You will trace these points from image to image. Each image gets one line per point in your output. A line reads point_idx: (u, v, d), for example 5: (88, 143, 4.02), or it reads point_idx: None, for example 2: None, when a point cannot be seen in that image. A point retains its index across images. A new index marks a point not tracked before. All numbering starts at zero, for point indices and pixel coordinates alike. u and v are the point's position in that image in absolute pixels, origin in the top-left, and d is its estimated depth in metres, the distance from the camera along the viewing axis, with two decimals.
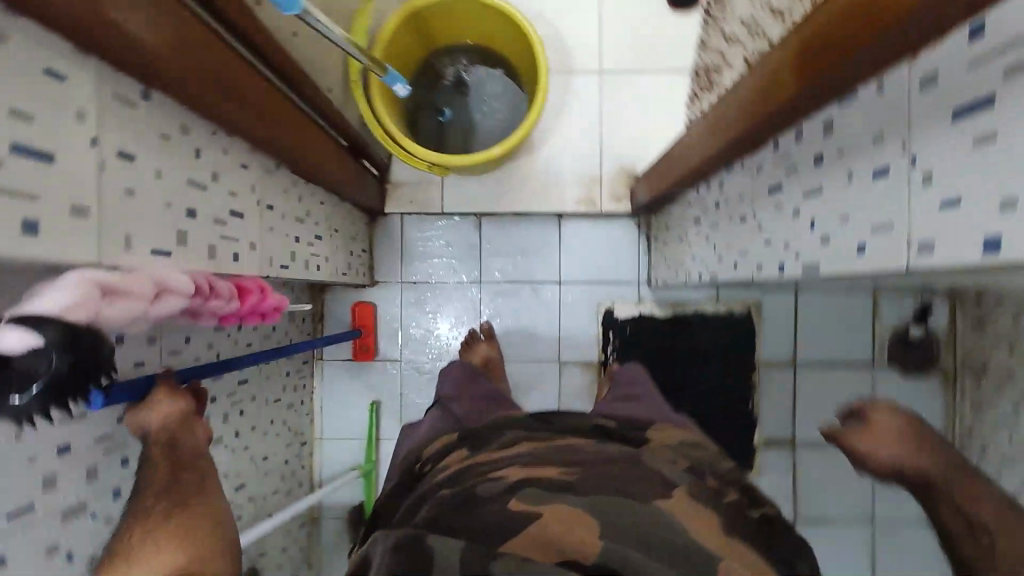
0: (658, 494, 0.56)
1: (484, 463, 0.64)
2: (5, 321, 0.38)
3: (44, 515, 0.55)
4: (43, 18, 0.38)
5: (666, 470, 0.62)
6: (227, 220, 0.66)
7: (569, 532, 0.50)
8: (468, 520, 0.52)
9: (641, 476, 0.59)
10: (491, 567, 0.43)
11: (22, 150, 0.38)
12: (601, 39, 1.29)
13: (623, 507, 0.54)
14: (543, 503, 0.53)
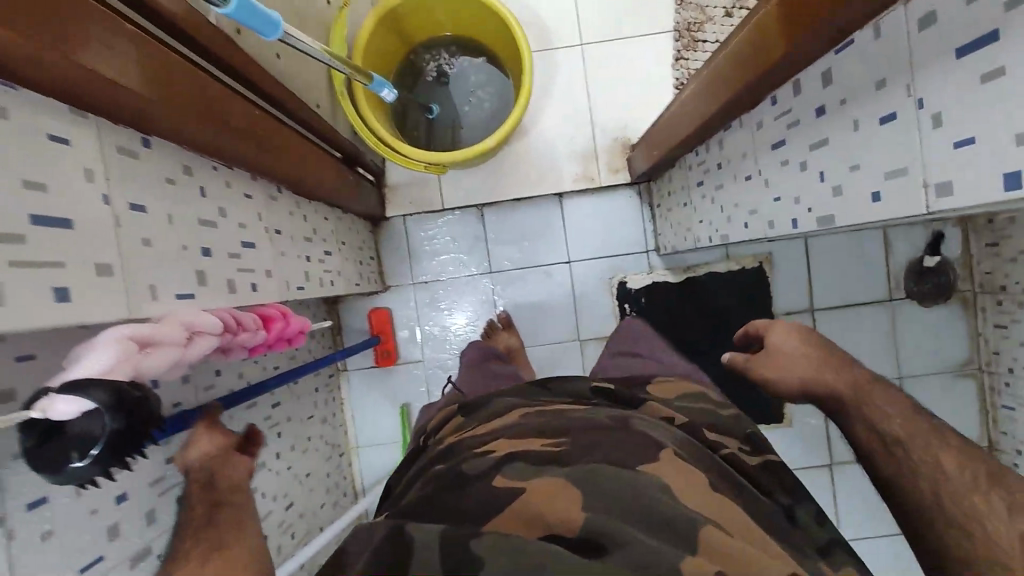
0: (643, 459, 0.53)
1: (476, 438, 0.61)
2: (52, 391, 0.38)
3: (113, 563, 0.57)
4: (40, 85, 0.38)
5: (658, 433, 0.59)
6: (241, 253, 0.66)
7: (550, 502, 0.47)
8: (457, 499, 0.49)
9: (633, 443, 0.56)
10: (473, 547, 0.41)
11: (40, 220, 0.39)
12: (577, 10, 1.27)
13: (608, 475, 0.50)
14: (528, 477, 0.50)
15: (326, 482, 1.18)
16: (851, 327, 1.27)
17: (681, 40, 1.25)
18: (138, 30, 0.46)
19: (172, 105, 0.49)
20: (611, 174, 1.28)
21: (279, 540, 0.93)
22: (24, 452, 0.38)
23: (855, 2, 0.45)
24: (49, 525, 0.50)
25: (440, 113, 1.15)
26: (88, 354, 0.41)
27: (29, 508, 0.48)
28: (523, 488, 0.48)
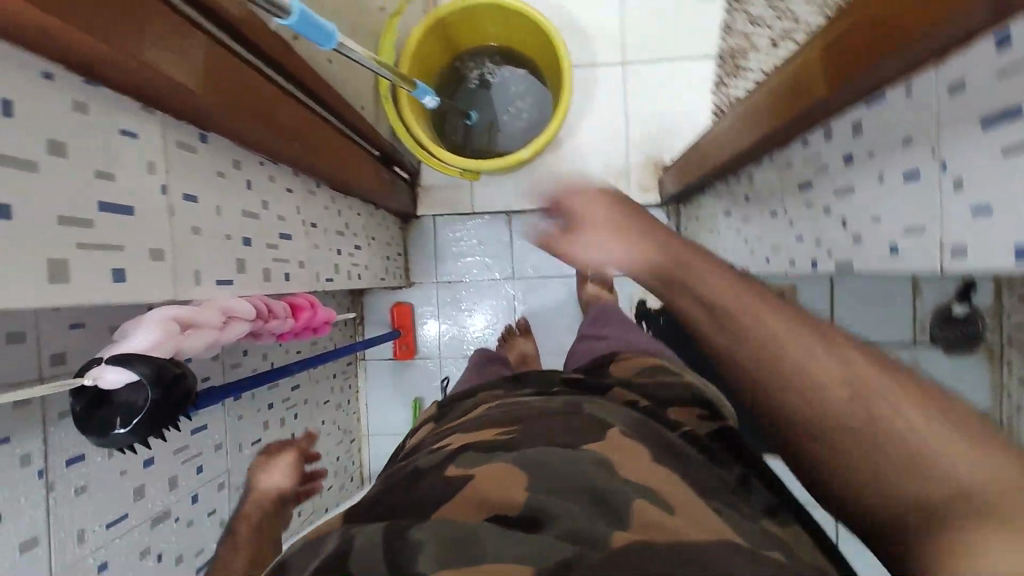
0: (589, 439, 0.48)
1: (439, 435, 0.57)
2: (101, 361, 0.42)
3: (136, 522, 0.62)
4: (116, 84, 0.43)
5: (618, 416, 0.54)
6: (278, 244, 0.70)
7: (495, 485, 0.42)
8: (405, 496, 0.44)
9: (588, 425, 0.51)
10: (409, 533, 0.37)
11: (108, 207, 0.43)
12: (622, 30, 1.28)
13: (559, 459, 0.44)
14: (479, 466, 0.44)
15: (335, 465, 1.22)
16: None
17: (723, 66, 1.26)
18: (206, 36, 0.50)
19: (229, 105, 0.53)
20: (641, 194, 1.30)
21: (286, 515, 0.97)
22: (74, 415, 0.42)
23: (886, 67, 0.47)
24: (83, 480, 0.54)
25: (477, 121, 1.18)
26: (137, 332, 0.45)
27: (67, 464, 0.52)
28: (471, 477, 0.43)
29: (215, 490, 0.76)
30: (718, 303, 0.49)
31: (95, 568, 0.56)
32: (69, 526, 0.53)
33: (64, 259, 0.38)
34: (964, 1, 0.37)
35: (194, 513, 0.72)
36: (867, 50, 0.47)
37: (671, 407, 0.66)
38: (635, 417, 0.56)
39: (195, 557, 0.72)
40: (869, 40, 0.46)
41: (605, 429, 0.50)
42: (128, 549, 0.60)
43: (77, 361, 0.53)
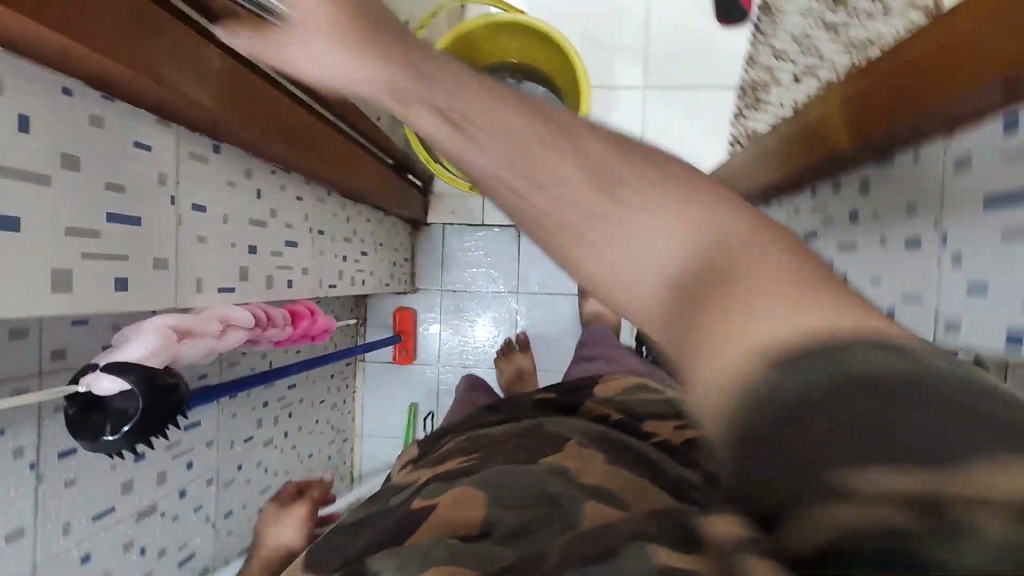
0: (543, 454, 0.48)
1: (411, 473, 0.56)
2: (97, 368, 0.43)
3: (122, 516, 0.63)
4: (131, 99, 0.44)
5: (577, 432, 0.54)
6: (283, 251, 0.71)
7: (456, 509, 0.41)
8: (366, 531, 0.43)
9: (548, 442, 0.51)
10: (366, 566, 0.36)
11: (115, 218, 0.44)
12: (645, 54, 1.28)
13: (513, 475, 0.44)
14: (444, 493, 0.44)
15: (326, 463, 1.23)
16: None
17: (744, 98, 1.25)
18: (222, 52, 0.51)
19: (239, 119, 0.54)
20: None
21: None
22: (67, 418, 0.43)
23: (900, 130, 0.47)
24: (73, 474, 0.55)
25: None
26: (133, 339, 0.46)
27: (59, 457, 0.54)
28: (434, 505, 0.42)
29: (203, 486, 0.78)
30: (496, 149, 0.32)
31: (77, 559, 0.57)
32: (55, 517, 0.54)
33: (69, 269, 0.39)
34: (977, 77, 0.37)
35: (180, 507, 0.73)
36: (893, 111, 0.47)
37: (649, 418, 0.66)
38: (595, 431, 0.56)
39: (178, 551, 0.73)
40: (897, 99, 0.46)
41: (562, 443, 0.51)
42: (112, 541, 0.62)
43: (77, 356, 0.54)
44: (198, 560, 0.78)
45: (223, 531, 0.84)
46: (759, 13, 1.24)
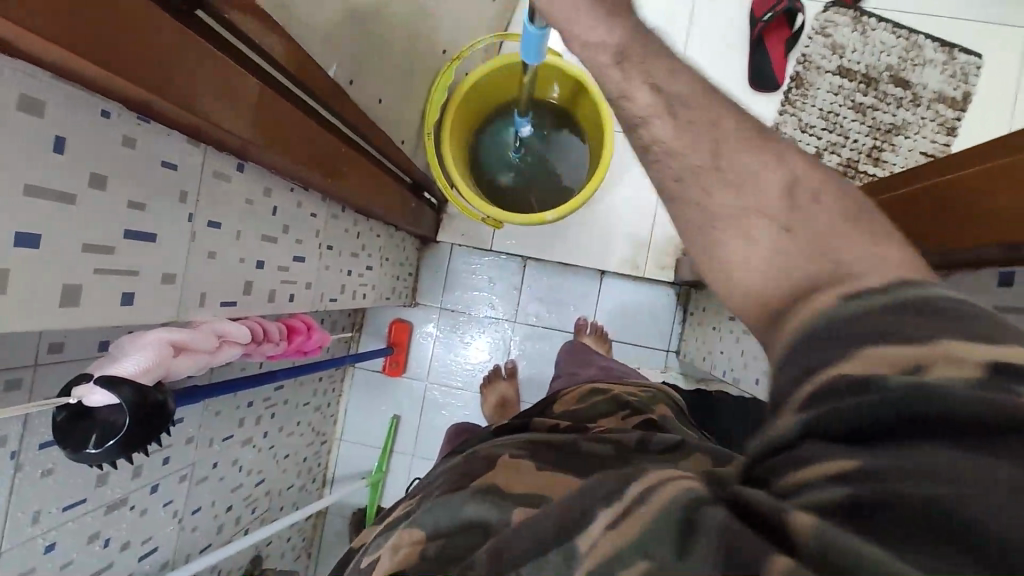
0: (482, 474, 0.50)
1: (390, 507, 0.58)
2: (92, 379, 0.44)
3: (91, 507, 0.63)
4: (164, 121, 0.45)
5: (507, 445, 0.56)
6: (289, 266, 0.72)
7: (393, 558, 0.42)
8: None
9: (483, 463, 0.52)
10: None
11: (132, 234, 0.45)
12: None
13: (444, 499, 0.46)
14: (382, 546, 0.46)
15: (300, 465, 1.23)
16: None
17: None
18: (259, 82, 0.52)
19: (267, 144, 0.55)
20: (657, 270, 1.29)
21: (241, 511, 0.99)
22: (55, 424, 0.44)
23: (937, 253, 0.50)
24: (50, 464, 0.56)
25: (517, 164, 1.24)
26: (131, 351, 0.47)
27: (40, 447, 0.54)
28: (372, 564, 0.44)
29: (176, 481, 0.78)
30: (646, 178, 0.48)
31: (42, 548, 0.58)
32: (27, 505, 0.55)
33: (79, 286, 0.41)
34: None
35: (149, 502, 0.73)
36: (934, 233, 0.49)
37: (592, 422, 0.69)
38: (533, 436, 0.58)
39: (141, 545, 0.74)
40: (934, 219, 0.50)
41: (494, 463, 0.51)
42: (78, 532, 0.62)
43: (74, 349, 0.55)
44: (160, 554, 0.79)
45: (188, 527, 0.84)
46: (789, 84, 1.21)
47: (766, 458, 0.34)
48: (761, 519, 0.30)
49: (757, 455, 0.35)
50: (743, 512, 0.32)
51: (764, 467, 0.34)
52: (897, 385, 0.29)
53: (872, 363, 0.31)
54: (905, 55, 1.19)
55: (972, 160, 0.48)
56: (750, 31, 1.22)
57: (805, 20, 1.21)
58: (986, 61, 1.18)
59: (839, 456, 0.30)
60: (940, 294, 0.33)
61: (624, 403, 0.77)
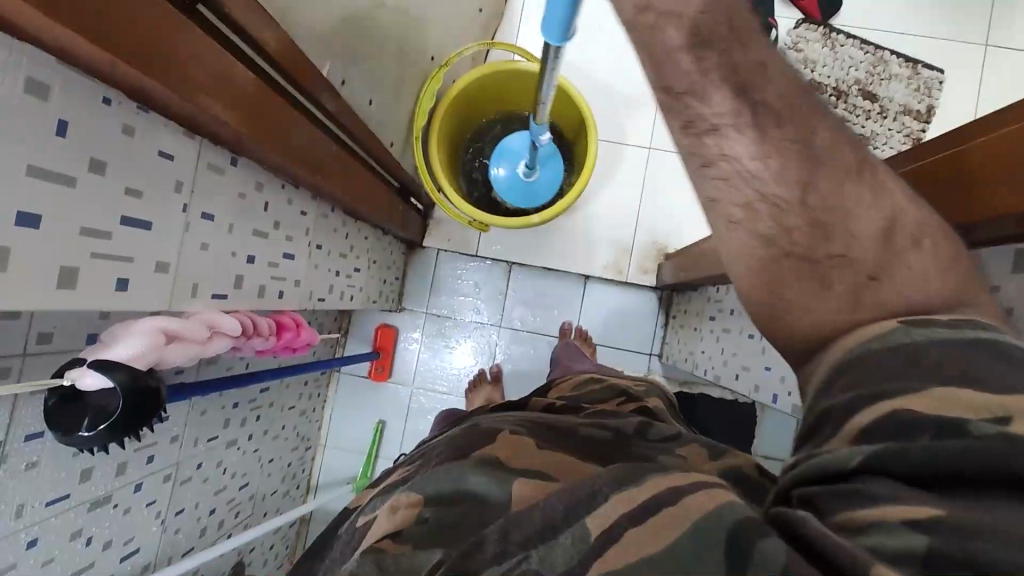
0: (482, 445, 0.56)
1: (384, 476, 0.62)
2: (86, 363, 0.44)
3: (76, 503, 0.63)
4: (164, 112, 0.46)
5: (505, 421, 0.61)
6: (279, 263, 0.73)
7: (406, 515, 0.49)
8: (344, 543, 0.54)
9: (483, 434, 0.58)
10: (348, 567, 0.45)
11: (129, 221, 0.46)
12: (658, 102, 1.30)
13: (441, 476, 0.52)
14: (380, 506, 0.54)
15: (284, 470, 1.22)
16: None
17: None
18: (254, 74, 0.53)
19: (260, 140, 0.56)
20: (639, 275, 1.32)
21: (224, 515, 0.98)
22: (46, 409, 0.44)
23: None
24: (37, 457, 0.56)
25: (536, 179, 1.15)
26: (123, 339, 0.47)
27: (26, 439, 0.54)
28: (376, 517, 0.53)
29: (160, 482, 0.77)
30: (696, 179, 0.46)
31: (25, 543, 0.57)
32: (11, 498, 0.54)
33: (77, 269, 0.41)
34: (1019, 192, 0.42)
35: (134, 501, 0.73)
36: None
37: (589, 401, 0.76)
38: (529, 416, 0.63)
39: (123, 545, 0.73)
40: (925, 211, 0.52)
41: (495, 436, 0.57)
42: (60, 528, 0.61)
43: (64, 341, 0.55)
44: (142, 556, 0.77)
45: (171, 529, 0.83)
46: None
47: (820, 488, 0.36)
48: (811, 547, 0.33)
49: (809, 483, 0.37)
50: (798, 540, 0.34)
51: (819, 496, 0.36)
52: (983, 435, 0.32)
53: (946, 404, 0.34)
54: (873, 70, 1.25)
55: (952, 148, 0.51)
56: None
57: (778, 36, 1.26)
58: (947, 76, 1.24)
59: (910, 498, 0.32)
60: (1002, 342, 0.37)
61: (621, 393, 0.80)
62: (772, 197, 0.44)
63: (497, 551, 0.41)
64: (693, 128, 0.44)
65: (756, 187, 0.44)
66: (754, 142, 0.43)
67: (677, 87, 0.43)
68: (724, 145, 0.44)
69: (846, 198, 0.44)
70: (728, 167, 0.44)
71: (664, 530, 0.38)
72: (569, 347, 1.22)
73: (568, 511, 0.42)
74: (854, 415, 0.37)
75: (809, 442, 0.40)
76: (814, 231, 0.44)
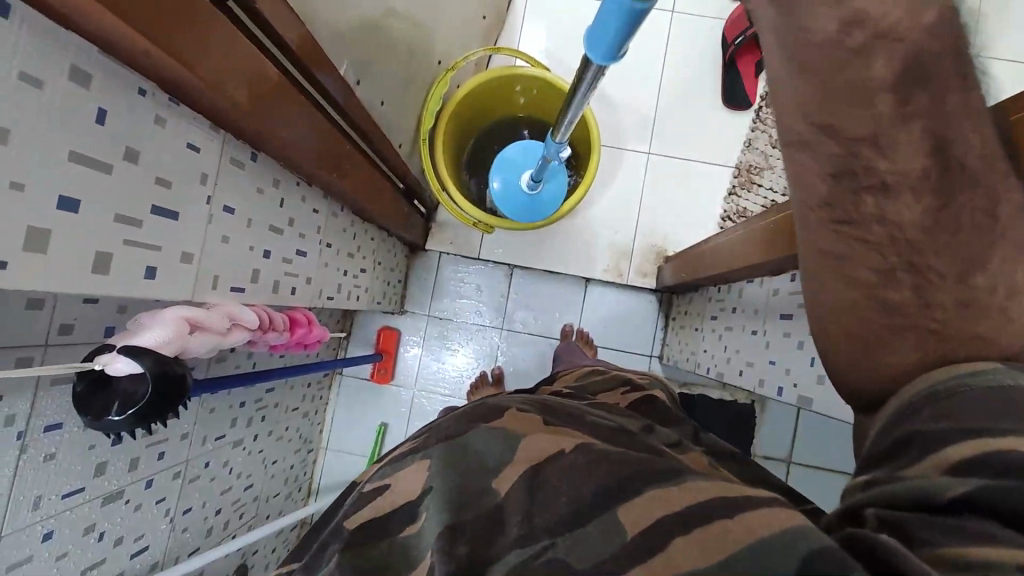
0: (489, 418, 0.56)
1: (388, 452, 0.62)
2: (116, 349, 0.45)
3: (90, 498, 0.63)
4: (194, 104, 0.47)
5: (513, 402, 0.62)
6: (293, 258, 0.74)
7: (420, 479, 0.50)
8: (342, 513, 0.54)
9: (492, 409, 0.59)
10: (376, 550, 0.46)
11: (158, 210, 0.47)
12: (657, 110, 1.33)
13: (453, 448, 0.52)
14: (388, 475, 0.54)
15: (287, 472, 1.22)
16: (814, 488, 1.30)
17: (738, 177, 1.31)
18: (277, 67, 0.54)
19: (279, 134, 0.57)
20: (639, 278, 1.34)
21: (229, 517, 0.98)
22: (76, 396, 0.45)
23: None
24: (54, 449, 0.56)
25: (542, 191, 1.11)
26: (149, 326, 0.48)
27: (45, 430, 0.55)
28: (388, 483, 0.53)
29: (170, 479, 0.77)
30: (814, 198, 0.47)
31: (40, 536, 0.57)
32: (30, 489, 0.54)
33: (111, 254, 0.42)
34: None
35: (144, 498, 0.73)
36: None
37: (597, 392, 0.77)
38: (539, 400, 0.64)
39: (133, 542, 0.72)
40: None
41: (502, 412, 0.58)
42: (74, 522, 0.61)
43: (83, 333, 0.56)
44: (150, 555, 0.77)
45: (179, 528, 0.83)
46: (760, 102, 1.30)
47: (911, 514, 0.36)
48: (888, 560, 0.33)
49: (899, 507, 0.37)
50: (875, 555, 0.34)
51: (911, 521, 0.35)
52: None
53: None
54: None
55: None
56: (721, 56, 1.32)
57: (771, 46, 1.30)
58: None
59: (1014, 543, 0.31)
60: None
61: (625, 385, 0.82)
62: (927, 267, 0.44)
63: (520, 534, 0.43)
64: (848, 176, 0.45)
65: (913, 260, 0.45)
66: (928, 211, 0.43)
67: (843, 130, 0.43)
68: (883, 206, 0.44)
69: (1016, 278, 0.43)
70: (883, 230, 0.45)
71: (708, 537, 0.38)
72: (571, 349, 1.24)
73: (594, 499, 0.44)
74: (941, 448, 0.38)
75: (884, 466, 0.41)
76: (964, 310, 0.44)
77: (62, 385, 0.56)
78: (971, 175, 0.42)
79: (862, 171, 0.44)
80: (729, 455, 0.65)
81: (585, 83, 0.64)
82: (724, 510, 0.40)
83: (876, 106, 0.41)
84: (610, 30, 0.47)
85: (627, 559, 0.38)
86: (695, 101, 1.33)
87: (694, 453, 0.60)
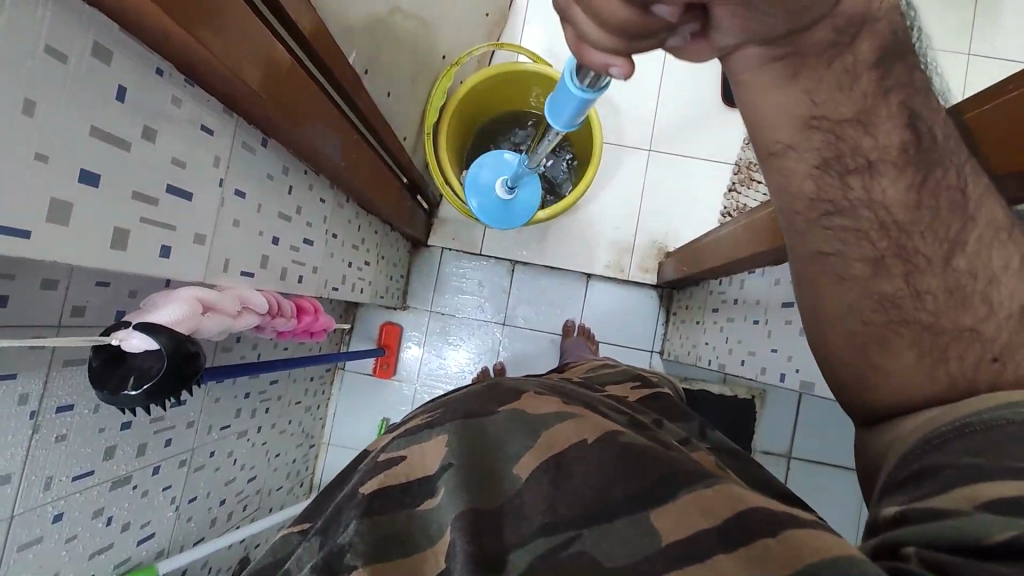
0: (506, 400, 0.57)
1: (395, 427, 0.63)
2: (132, 325, 0.46)
3: (97, 484, 0.63)
4: (210, 86, 0.48)
5: (529, 385, 0.63)
6: (299, 247, 0.75)
7: (439, 455, 0.51)
8: (346, 487, 0.55)
9: (511, 391, 0.60)
10: (389, 525, 0.47)
11: (171, 190, 0.47)
12: (658, 109, 1.35)
13: (474, 431, 0.53)
14: (404, 445, 0.55)
15: (288, 467, 1.22)
16: (814, 483, 1.31)
17: (738, 174, 1.32)
18: (291, 56, 0.55)
19: (290, 121, 0.58)
20: (640, 273, 1.35)
21: (232, 507, 0.98)
22: (91, 371, 0.46)
23: None
24: (65, 429, 0.56)
25: (517, 196, 1.04)
26: (163, 305, 0.49)
27: (57, 410, 0.55)
28: (402, 456, 0.53)
29: (176, 467, 0.77)
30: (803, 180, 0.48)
31: (50, 517, 0.57)
32: (40, 470, 0.55)
33: (128, 230, 0.43)
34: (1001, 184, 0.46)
35: (151, 484, 0.73)
36: None
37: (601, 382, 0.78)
38: (551, 384, 0.65)
39: (140, 528, 0.73)
40: None
41: (522, 394, 0.59)
42: (84, 504, 0.62)
43: (95, 316, 0.56)
44: (155, 542, 0.77)
45: (184, 517, 0.83)
46: None
47: (955, 557, 0.34)
48: None
49: (940, 547, 0.35)
50: None
51: (954, 563, 0.33)
52: None
53: None
54: None
55: None
56: None
57: None
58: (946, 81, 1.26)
59: None
60: None
61: (635, 378, 0.83)
62: (917, 254, 0.47)
63: (546, 521, 0.44)
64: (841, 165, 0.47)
65: (900, 246, 0.48)
66: (907, 186, 0.46)
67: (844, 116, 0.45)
68: (871, 189, 0.47)
69: (991, 264, 0.46)
70: (871, 216, 0.48)
71: (755, 553, 0.38)
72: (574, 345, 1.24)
73: (615, 493, 0.45)
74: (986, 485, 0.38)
75: (926, 483, 0.41)
76: (952, 300, 0.47)
77: (75, 366, 0.56)
78: (960, 166, 0.45)
79: (850, 153, 0.46)
80: (731, 452, 0.66)
81: (548, 138, 0.71)
82: (773, 521, 0.40)
83: (860, 85, 0.44)
84: (562, 118, 0.54)
85: (664, 563, 0.39)
86: (693, 99, 1.35)
87: (700, 450, 0.60)
